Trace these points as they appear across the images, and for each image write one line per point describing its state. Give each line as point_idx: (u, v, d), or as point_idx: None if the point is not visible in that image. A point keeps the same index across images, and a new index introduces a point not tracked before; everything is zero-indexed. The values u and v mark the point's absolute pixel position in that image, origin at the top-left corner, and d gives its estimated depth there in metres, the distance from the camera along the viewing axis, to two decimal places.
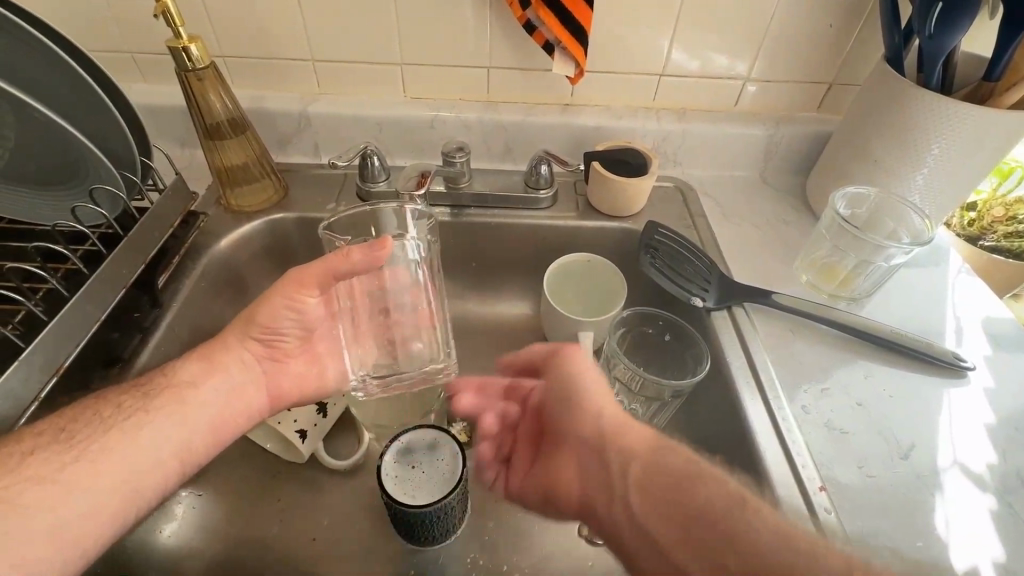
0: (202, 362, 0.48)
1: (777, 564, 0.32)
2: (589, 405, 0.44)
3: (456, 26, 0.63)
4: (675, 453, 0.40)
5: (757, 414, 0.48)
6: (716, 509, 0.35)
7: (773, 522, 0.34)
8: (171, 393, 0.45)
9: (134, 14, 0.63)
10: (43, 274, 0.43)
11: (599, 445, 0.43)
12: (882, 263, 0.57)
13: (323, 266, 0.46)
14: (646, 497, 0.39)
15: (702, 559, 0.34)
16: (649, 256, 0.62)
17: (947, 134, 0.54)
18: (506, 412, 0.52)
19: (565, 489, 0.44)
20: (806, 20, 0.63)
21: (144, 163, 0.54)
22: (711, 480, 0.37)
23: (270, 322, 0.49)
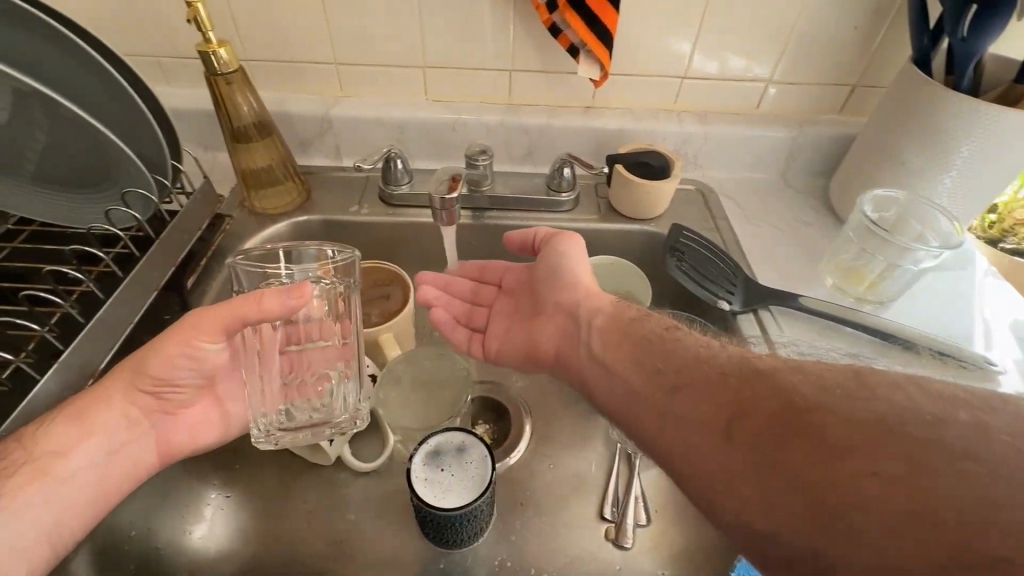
0: (74, 424, 0.41)
1: (697, 357, 0.39)
2: (567, 273, 0.51)
3: (481, 31, 0.64)
4: (632, 309, 0.48)
5: (750, 329, 0.57)
6: (654, 335, 0.43)
7: (703, 340, 0.41)
8: (34, 468, 0.39)
9: (160, 19, 0.63)
10: (81, 276, 0.43)
11: (572, 304, 0.49)
12: (910, 266, 0.56)
13: (225, 311, 0.41)
14: (603, 335, 0.46)
15: (638, 371, 0.41)
16: (675, 258, 0.62)
17: (977, 136, 0.54)
18: (479, 288, 0.59)
19: (541, 345, 0.51)
20: (830, 22, 0.63)
21: (174, 166, 0.55)
22: (660, 322, 0.45)
23: (163, 374, 0.43)
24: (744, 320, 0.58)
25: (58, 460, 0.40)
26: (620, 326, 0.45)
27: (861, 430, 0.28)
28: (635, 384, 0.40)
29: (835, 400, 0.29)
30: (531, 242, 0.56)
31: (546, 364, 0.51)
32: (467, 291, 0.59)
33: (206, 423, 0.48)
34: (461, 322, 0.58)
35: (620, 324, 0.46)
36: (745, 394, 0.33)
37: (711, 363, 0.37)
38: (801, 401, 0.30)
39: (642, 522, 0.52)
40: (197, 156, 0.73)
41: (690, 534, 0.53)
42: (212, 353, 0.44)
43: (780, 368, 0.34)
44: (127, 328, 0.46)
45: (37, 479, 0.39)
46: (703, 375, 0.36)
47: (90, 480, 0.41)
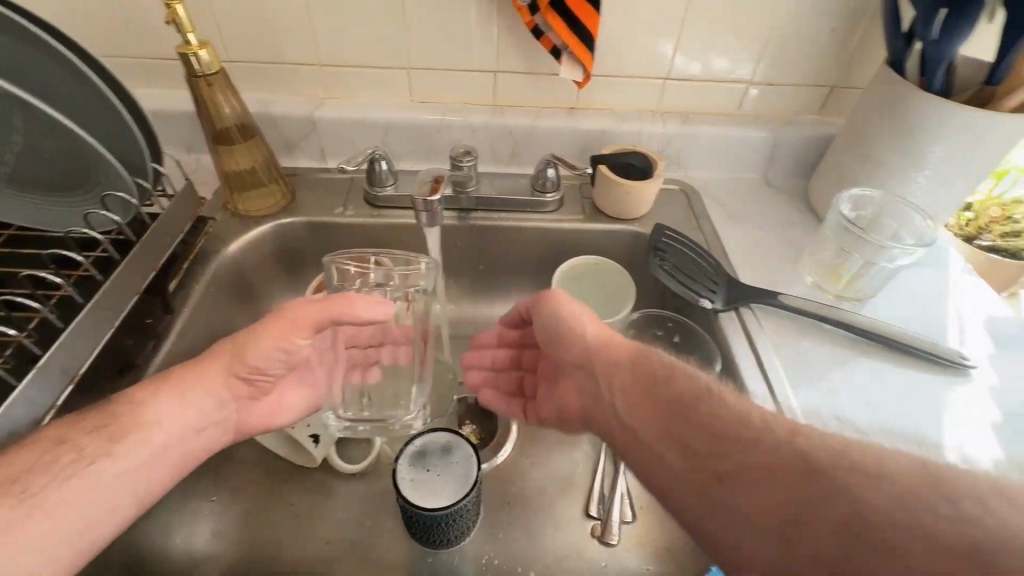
0: (172, 395, 0.44)
1: (734, 434, 0.36)
2: (574, 328, 0.49)
3: (465, 32, 0.64)
4: (657, 362, 0.44)
5: (755, 382, 0.51)
6: (685, 400, 0.40)
7: (739, 408, 0.37)
8: (137, 433, 0.41)
9: (140, 21, 0.63)
10: (61, 280, 0.43)
11: (587, 362, 0.47)
12: (886, 264, 0.57)
13: (321, 309, 0.47)
14: (628, 399, 0.43)
15: (675, 448, 0.38)
16: (658, 259, 0.62)
17: (950, 136, 0.55)
18: (517, 355, 0.58)
19: (567, 406, 0.49)
20: (808, 25, 0.64)
21: (154, 168, 0.54)
22: (690, 380, 0.41)
23: (256, 361, 0.47)
24: (748, 372, 0.52)
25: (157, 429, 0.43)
26: (646, 390, 0.42)
27: (946, 558, 0.25)
28: (674, 465, 0.37)
29: (913, 516, 0.27)
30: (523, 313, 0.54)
31: (575, 426, 0.49)
32: (508, 360, 0.58)
33: (276, 412, 0.51)
34: (507, 392, 0.56)
35: (646, 387, 0.43)
36: (795, 487, 0.31)
37: (758, 446, 0.34)
38: (870, 512, 0.28)
39: (628, 520, 0.53)
40: (179, 158, 0.72)
41: (675, 530, 0.53)
42: (302, 345, 0.48)
43: (840, 462, 0.31)
44: (107, 333, 0.45)
45: (137, 445, 0.41)
46: (748, 462, 0.34)
47: (179, 451, 0.44)
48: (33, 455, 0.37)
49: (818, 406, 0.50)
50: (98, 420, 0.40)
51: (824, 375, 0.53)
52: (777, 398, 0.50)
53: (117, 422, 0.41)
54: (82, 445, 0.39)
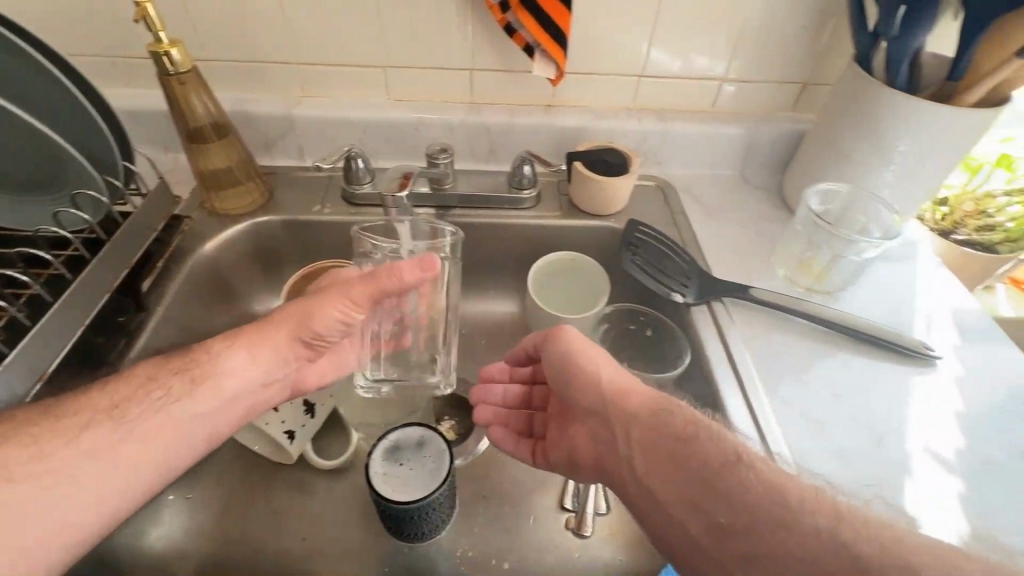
0: (245, 351, 0.44)
1: (763, 513, 0.33)
2: (586, 373, 0.46)
3: (440, 30, 0.64)
4: (679, 416, 0.40)
5: (734, 404, 0.50)
6: (710, 465, 0.36)
7: (771, 479, 0.34)
8: (210, 381, 0.42)
9: (112, 20, 0.63)
10: (29, 279, 0.43)
11: (602, 410, 0.44)
12: (853, 256, 0.59)
13: (375, 284, 0.46)
14: (646, 459, 0.40)
15: (699, 520, 0.35)
16: (630, 254, 0.63)
17: (915, 131, 0.56)
18: (529, 393, 0.56)
19: (580, 454, 0.46)
20: (779, 22, 0.65)
21: (126, 167, 0.54)
22: (717, 440, 0.37)
23: (319, 328, 0.46)
24: (732, 403, 0.50)
25: (234, 377, 0.44)
26: (664, 445, 0.39)
27: None
28: (696, 535, 0.35)
29: None
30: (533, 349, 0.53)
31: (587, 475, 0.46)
32: (520, 398, 0.57)
33: (330, 370, 0.53)
34: (517, 432, 0.54)
35: (666, 446, 0.39)
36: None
37: (791, 532, 0.31)
38: None
39: (602, 511, 0.54)
40: (156, 158, 0.72)
41: None
42: (359, 317, 0.48)
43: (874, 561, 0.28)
44: (77, 331, 0.46)
45: (213, 392, 0.42)
46: (777, 548, 0.31)
47: (248, 402, 0.45)
48: (130, 388, 0.40)
49: (790, 420, 0.49)
50: (180, 364, 0.42)
51: (815, 418, 0.50)
52: (750, 405, 0.50)
53: (198, 367, 0.42)
54: (168, 384, 0.41)
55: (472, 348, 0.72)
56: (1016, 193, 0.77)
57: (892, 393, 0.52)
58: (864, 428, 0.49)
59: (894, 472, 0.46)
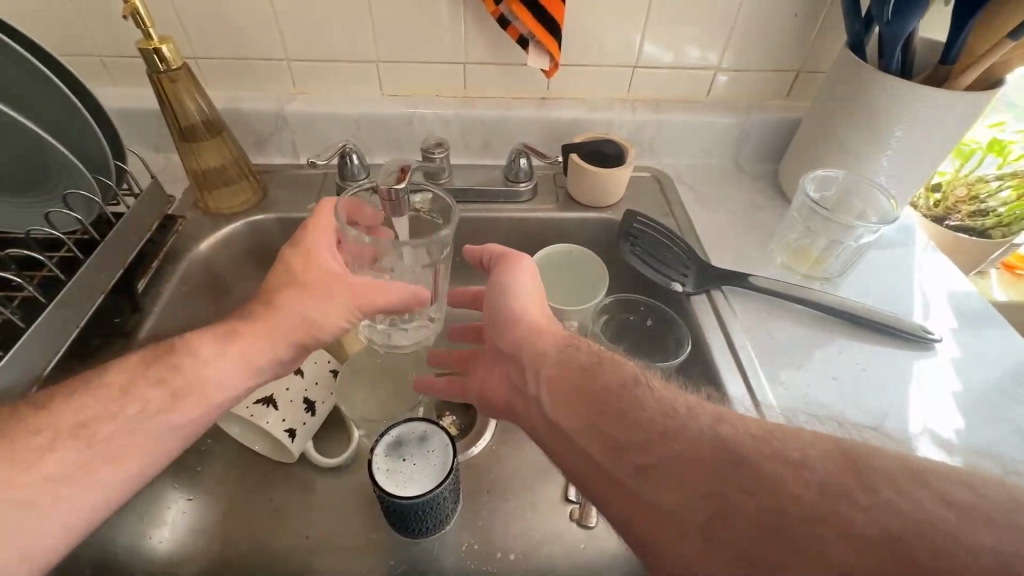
0: (239, 359, 0.43)
1: (656, 426, 0.34)
2: (511, 306, 0.47)
3: (432, 25, 0.64)
4: (585, 352, 0.42)
5: (737, 392, 0.50)
6: (612, 389, 0.38)
7: (665, 397, 0.36)
8: (200, 392, 0.41)
9: (100, 20, 0.62)
10: (23, 280, 0.42)
11: (514, 348, 0.44)
12: (852, 243, 0.59)
13: (388, 293, 0.48)
14: (552, 388, 0.40)
15: (597, 442, 0.36)
16: (629, 244, 0.64)
17: (909, 117, 0.56)
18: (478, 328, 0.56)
19: (490, 389, 0.46)
20: (772, 11, 0.65)
21: (118, 167, 0.54)
22: (616, 370, 0.39)
23: (314, 332, 0.46)
24: (735, 393, 0.50)
25: (216, 386, 0.42)
26: (570, 375, 0.40)
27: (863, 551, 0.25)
28: (596, 457, 0.35)
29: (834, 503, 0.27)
30: (479, 262, 0.52)
31: (493, 411, 0.46)
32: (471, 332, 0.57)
33: None
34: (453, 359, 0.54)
35: (573, 376, 0.40)
36: (716, 473, 0.30)
37: (684, 439, 0.33)
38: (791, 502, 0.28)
39: None
40: (148, 158, 0.72)
41: None
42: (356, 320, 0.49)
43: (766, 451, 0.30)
44: (73, 331, 0.45)
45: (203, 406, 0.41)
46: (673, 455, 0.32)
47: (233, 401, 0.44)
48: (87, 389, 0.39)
49: (793, 406, 0.49)
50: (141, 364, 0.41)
51: (816, 407, 0.50)
52: (754, 394, 0.49)
53: (178, 378, 0.41)
54: (147, 397, 0.40)
55: None
56: (1009, 177, 0.76)
57: (890, 373, 0.53)
58: (864, 415, 0.49)
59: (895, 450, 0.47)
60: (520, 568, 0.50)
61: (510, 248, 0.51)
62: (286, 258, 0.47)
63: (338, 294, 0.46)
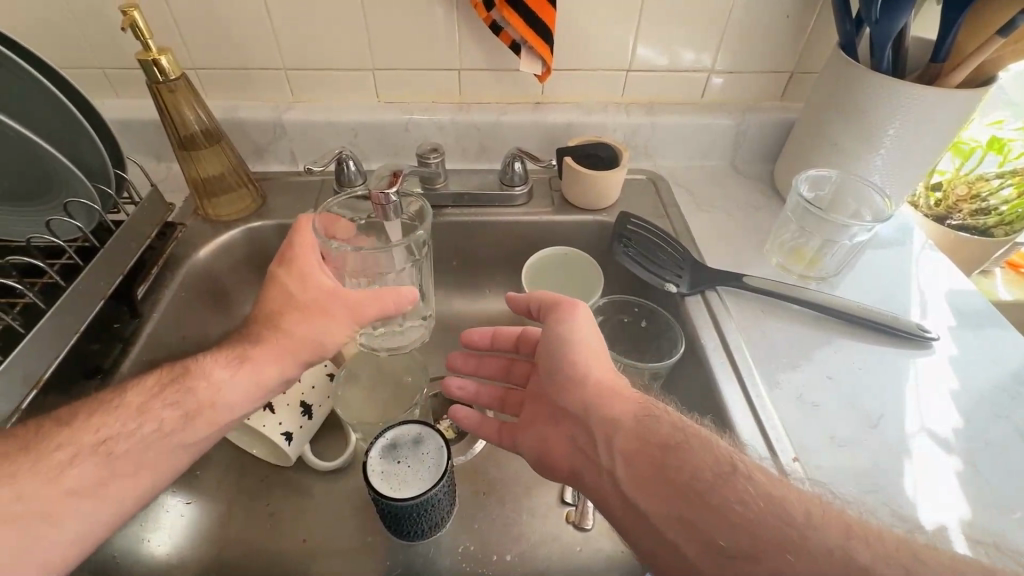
0: (250, 382, 0.44)
1: (763, 527, 0.33)
2: (573, 365, 0.45)
3: (426, 32, 0.65)
4: (666, 425, 0.40)
5: (731, 392, 0.50)
6: (705, 478, 0.36)
7: (769, 493, 0.34)
8: (209, 415, 0.42)
9: (101, 32, 0.63)
10: (23, 286, 0.43)
11: (584, 413, 0.43)
12: (846, 242, 0.59)
13: (379, 302, 0.49)
14: (632, 470, 0.39)
15: (693, 541, 0.35)
16: (622, 245, 0.64)
17: (901, 115, 0.56)
18: (510, 365, 0.56)
19: (554, 451, 0.45)
20: (764, 13, 0.65)
21: (118, 176, 0.55)
22: (705, 452, 0.38)
23: (309, 349, 0.47)
24: (730, 395, 0.50)
25: (227, 409, 0.43)
26: (650, 457, 0.39)
27: None
28: (690, 557, 0.35)
29: None
30: (526, 312, 0.52)
31: (556, 475, 0.45)
32: (500, 368, 0.57)
33: None
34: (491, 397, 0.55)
35: (655, 457, 0.39)
36: None
37: (801, 552, 0.31)
38: None
39: None
40: (149, 167, 0.73)
41: None
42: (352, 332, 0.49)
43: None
44: (72, 337, 0.46)
45: (211, 425, 0.42)
46: (784, 569, 0.31)
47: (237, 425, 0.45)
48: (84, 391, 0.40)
49: (803, 419, 0.49)
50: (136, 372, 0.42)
51: (814, 410, 0.49)
52: (749, 395, 0.49)
53: (192, 400, 0.42)
54: (161, 417, 0.41)
55: None
56: (1009, 175, 0.75)
57: (891, 373, 0.53)
58: (860, 416, 0.49)
59: (891, 452, 0.47)
60: (516, 571, 0.50)
61: (562, 295, 0.51)
62: (280, 281, 0.48)
63: (332, 309, 0.47)
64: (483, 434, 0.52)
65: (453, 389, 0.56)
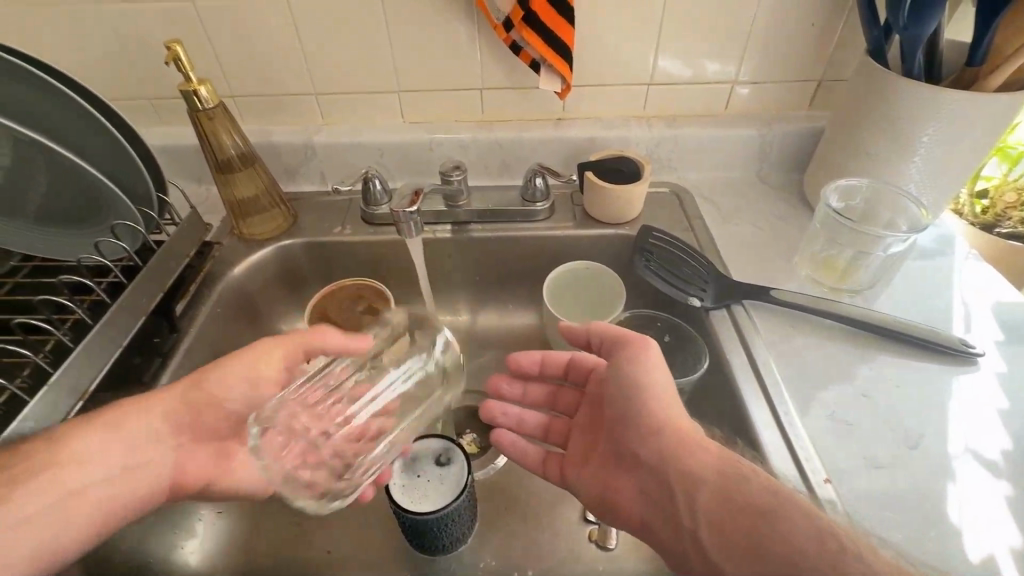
0: (106, 431, 0.42)
1: None
2: (646, 410, 0.42)
3: (449, 55, 0.67)
4: (756, 485, 0.37)
5: (758, 411, 0.48)
6: (807, 554, 0.32)
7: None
8: (52, 471, 0.39)
9: (149, 66, 0.68)
10: (73, 304, 0.47)
11: (660, 464, 0.40)
12: (881, 253, 0.57)
13: (290, 341, 0.47)
14: (719, 536, 0.36)
15: None
16: (644, 258, 0.63)
17: (938, 121, 0.54)
18: (556, 393, 0.55)
19: (626, 504, 0.42)
20: (787, 22, 0.64)
21: (161, 199, 0.58)
22: (807, 522, 0.34)
23: (215, 390, 0.46)
24: (760, 416, 0.48)
25: (78, 468, 0.40)
26: (741, 523, 0.35)
27: None
28: None
29: None
30: (583, 343, 0.50)
31: (627, 528, 0.42)
32: (544, 395, 0.56)
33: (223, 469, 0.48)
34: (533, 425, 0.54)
35: (747, 524, 0.35)
36: None
37: None
38: None
39: None
40: (190, 190, 0.77)
41: None
42: (266, 378, 0.47)
43: None
44: (116, 351, 0.49)
45: (50, 482, 0.39)
46: None
47: (103, 497, 0.41)
48: None
49: (837, 441, 0.47)
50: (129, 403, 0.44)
51: (848, 430, 0.47)
52: (778, 414, 0.48)
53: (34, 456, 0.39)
54: None
55: (493, 359, 0.72)
56: None
57: (931, 390, 0.50)
58: (898, 436, 0.47)
59: (933, 476, 0.44)
60: None
61: (626, 329, 0.48)
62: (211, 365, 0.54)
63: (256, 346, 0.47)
64: (528, 466, 0.50)
65: (496, 414, 0.55)
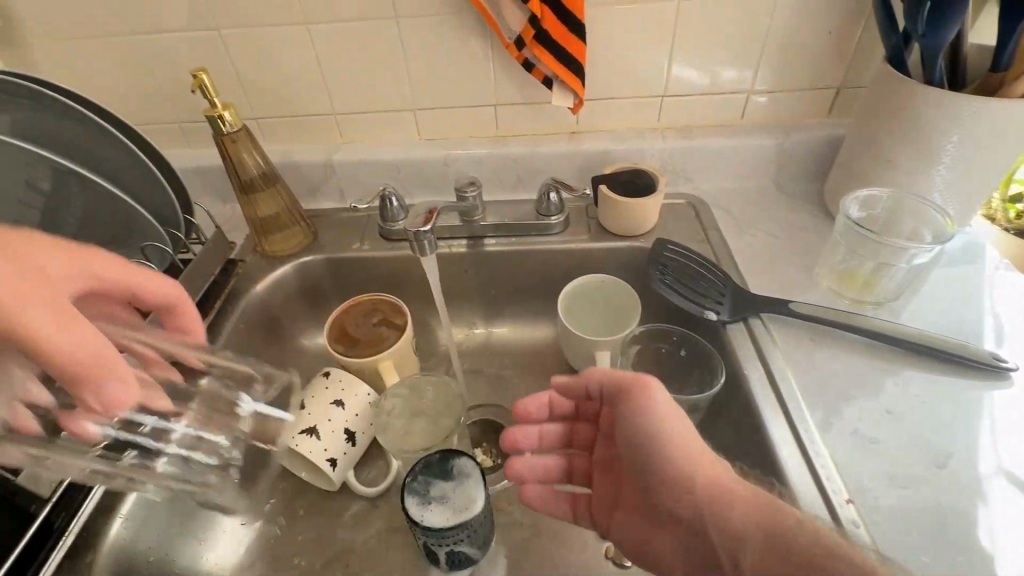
0: None
1: None
2: (667, 461, 0.41)
3: (464, 72, 0.68)
4: (802, 537, 0.34)
5: (778, 433, 0.47)
6: None
7: None
8: None
9: (178, 91, 0.71)
10: None
11: (694, 517, 0.39)
12: (904, 265, 0.55)
13: (83, 332, 0.36)
14: None
15: None
16: (659, 271, 0.63)
17: (961, 130, 0.53)
18: (570, 431, 0.54)
19: (670, 557, 0.41)
20: (804, 30, 0.64)
21: (188, 220, 0.61)
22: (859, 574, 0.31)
23: None
24: (779, 435, 0.47)
25: None
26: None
27: None
28: None
29: None
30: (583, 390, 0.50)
31: None
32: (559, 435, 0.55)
33: None
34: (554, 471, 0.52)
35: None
36: None
37: None
38: None
39: None
40: (216, 209, 0.80)
41: None
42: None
43: None
44: None
45: None
46: None
47: None
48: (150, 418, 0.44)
49: (862, 462, 0.45)
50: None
51: (873, 449, 0.46)
52: (800, 435, 0.47)
53: None
54: None
55: (510, 372, 0.73)
56: None
57: (960, 408, 0.48)
58: (927, 456, 0.45)
59: (964, 499, 0.42)
60: None
61: (626, 373, 0.46)
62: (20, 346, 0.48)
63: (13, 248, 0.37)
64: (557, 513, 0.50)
65: (522, 471, 0.52)
